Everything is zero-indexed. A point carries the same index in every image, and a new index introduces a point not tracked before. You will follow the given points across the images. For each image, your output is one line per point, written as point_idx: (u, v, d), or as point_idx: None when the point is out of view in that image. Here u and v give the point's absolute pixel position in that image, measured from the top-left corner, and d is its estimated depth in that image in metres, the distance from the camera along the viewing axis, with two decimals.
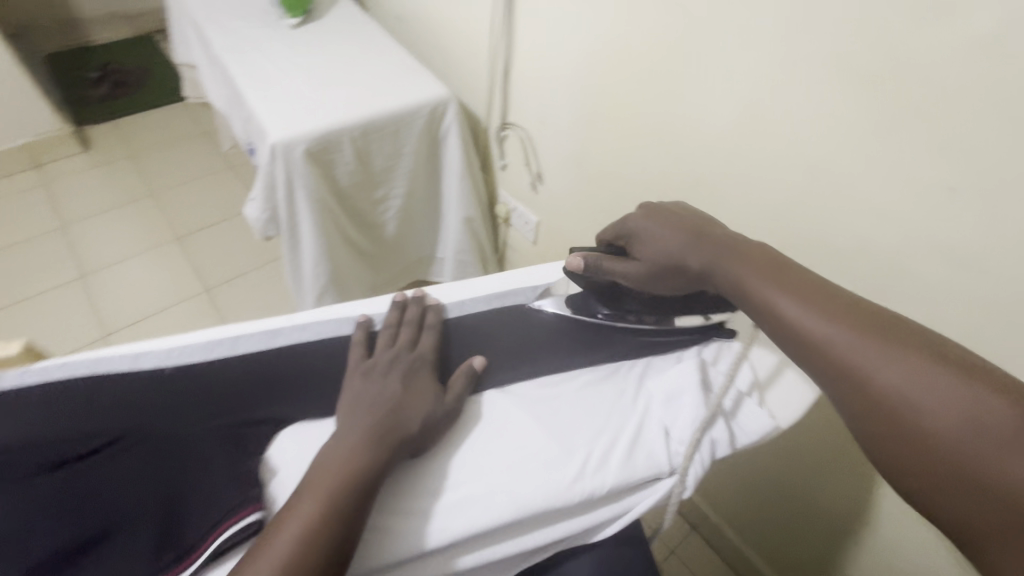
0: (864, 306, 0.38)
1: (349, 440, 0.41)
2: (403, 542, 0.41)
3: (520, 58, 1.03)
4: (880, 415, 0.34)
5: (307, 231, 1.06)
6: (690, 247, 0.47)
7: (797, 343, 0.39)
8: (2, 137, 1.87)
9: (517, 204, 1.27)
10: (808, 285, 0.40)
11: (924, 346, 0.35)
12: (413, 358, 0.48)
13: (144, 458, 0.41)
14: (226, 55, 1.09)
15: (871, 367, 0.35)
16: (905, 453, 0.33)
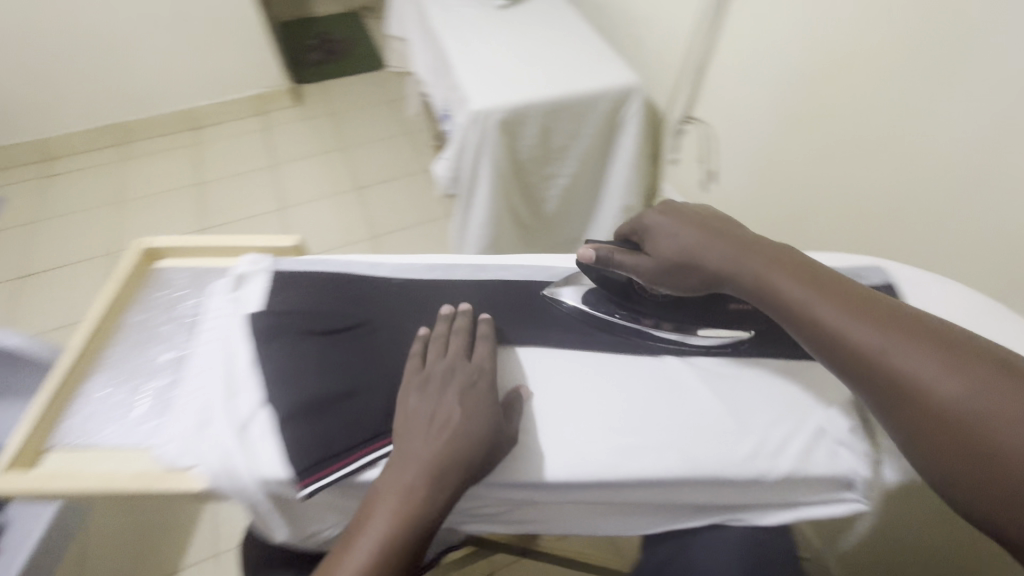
0: (899, 312, 0.41)
1: (419, 467, 0.44)
2: (595, 464, 0.48)
3: (724, 50, 1.03)
4: (917, 412, 0.37)
5: (485, 195, 1.16)
6: (713, 250, 0.51)
7: (834, 348, 0.42)
8: (243, 87, 2.29)
9: (681, 200, 1.27)
10: (822, 281, 0.45)
11: (961, 347, 0.37)
12: (468, 374, 0.51)
13: (383, 344, 0.55)
14: (441, 28, 1.22)
15: (875, 350, 0.39)
16: (912, 420, 0.37)
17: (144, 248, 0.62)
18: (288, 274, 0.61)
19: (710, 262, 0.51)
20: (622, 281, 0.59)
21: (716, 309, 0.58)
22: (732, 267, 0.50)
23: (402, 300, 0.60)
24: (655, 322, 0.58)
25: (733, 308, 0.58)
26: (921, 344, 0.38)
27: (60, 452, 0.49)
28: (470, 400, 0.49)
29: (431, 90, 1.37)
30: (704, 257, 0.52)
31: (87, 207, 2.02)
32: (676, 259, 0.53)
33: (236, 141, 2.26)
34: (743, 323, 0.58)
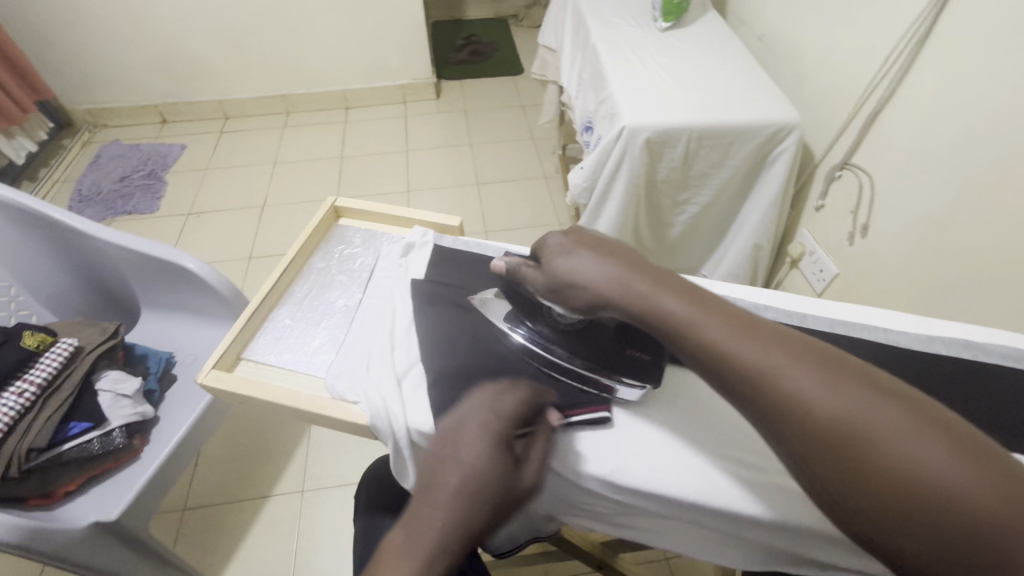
0: (779, 333, 0.39)
1: (439, 525, 0.42)
2: (721, 493, 0.49)
3: (901, 100, 0.95)
4: (813, 440, 0.35)
5: (612, 209, 1.18)
6: (594, 263, 0.48)
7: (726, 371, 0.39)
8: (395, 76, 2.49)
9: (818, 248, 1.20)
10: (731, 315, 0.41)
11: (840, 368, 0.36)
12: (500, 434, 0.46)
13: None
14: (600, 44, 1.25)
15: (799, 400, 0.36)
16: (838, 476, 0.34)
17: (336, 206, 0.73)
18: (448, 250, 0.66)
19: (592, 277, 0.47)
20: (527, 297, 0.55)
21: (612, 351, 0.53)
22: (611, 280, 0.47)
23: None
24: (547, 345, 0.54)
25: (629, 355, 0.54)
26: (806, 367, 0.37)
27: (249, 364, 0.58)
28: (490, 449, 0.44)
29: (577, 101, 1.41)
30: (592, 273, 0.47)
31: (249, 163, 2.30)
32: (562, 275, 0.49)
33: (379, 123, 2.47)
34: (637, 375, 0.53)
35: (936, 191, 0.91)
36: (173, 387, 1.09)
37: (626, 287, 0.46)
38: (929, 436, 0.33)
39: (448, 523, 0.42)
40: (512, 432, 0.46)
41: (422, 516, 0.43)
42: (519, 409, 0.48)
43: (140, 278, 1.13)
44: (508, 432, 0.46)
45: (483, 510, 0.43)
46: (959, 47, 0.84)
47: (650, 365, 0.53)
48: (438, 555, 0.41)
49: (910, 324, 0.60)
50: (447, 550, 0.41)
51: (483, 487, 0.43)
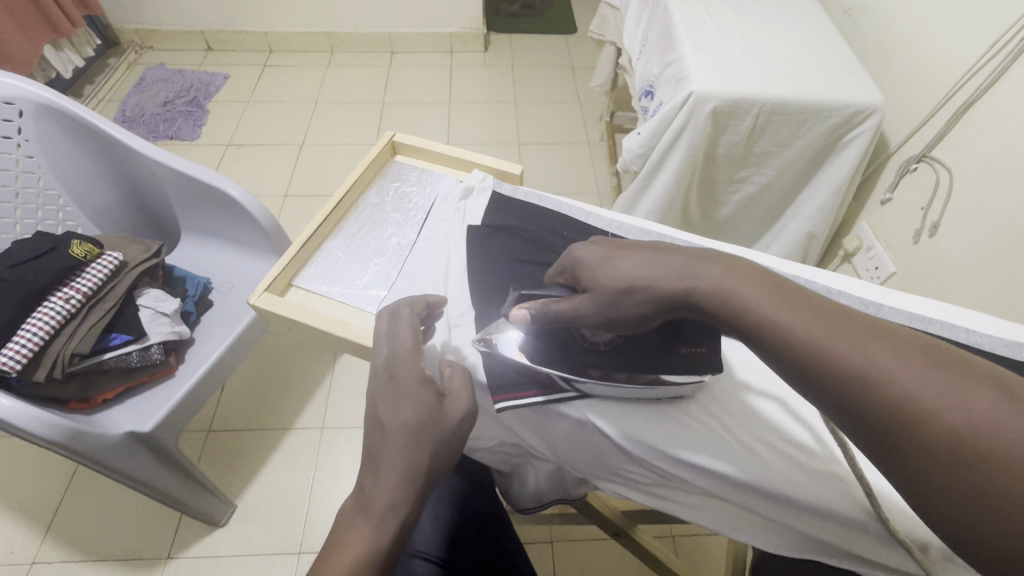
0: (880, 328, 0.33)
1: (383, 476, 0.37)
2: (756, 470, 0.47)
3: (1001, 90, 0.87)
4: (927, 453, 0.29)
5: (664, 179, 1.14)
6: (660, 254, 0.42)
7: (820, 372, 0.34)
8: (444, 23, 2.41)
9: (877, 244, 1.14)
10: (827, 312, 0.35)
11: (960, 367, 0.30)
12: (404, 366, 0.43)
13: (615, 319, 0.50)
14: (674, 2, 1.18)
15: (928, 411, 0.29)
16: (981, 495, 0.28)
17: (392, 141, 0.70)
18: (506, 198, 0.64)
19: (652, 277, 0.41)
20: (558, 335, 0.47)
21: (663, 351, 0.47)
22: (665, 268, 0.41)
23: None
24: (580, 372, 0.48)
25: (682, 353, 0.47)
26: (917, 367, 0.31)
27: (300, 291, 0.57)
28: (403, 388, 0.42)
29: (639, 62, 1.34)
30: (647, 272, 0.41)
31: (290, 99, 2.27)
32: (614, 288, 0.42)
33: (422, 71, 2.41)
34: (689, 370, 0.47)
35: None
36: (208, 311, 1.10)
37: (690, 276, 0.40)
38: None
39: (391, 470, 0.37)
40: (422, 368, 0.44)
41: (365, 478, 0.38)
42: (417, 342, 0.46)
43: (182, 200, 1.13)
44: (421, 368, 0.43)
45: (418, 446, 0.39)
46: None
47: (708, 359, 0.47)
48: (386, 507, 0.36)
49: (995, 328, 0.56)
50: (397, 501, 0.36)
51: (416, 424, 0.40)
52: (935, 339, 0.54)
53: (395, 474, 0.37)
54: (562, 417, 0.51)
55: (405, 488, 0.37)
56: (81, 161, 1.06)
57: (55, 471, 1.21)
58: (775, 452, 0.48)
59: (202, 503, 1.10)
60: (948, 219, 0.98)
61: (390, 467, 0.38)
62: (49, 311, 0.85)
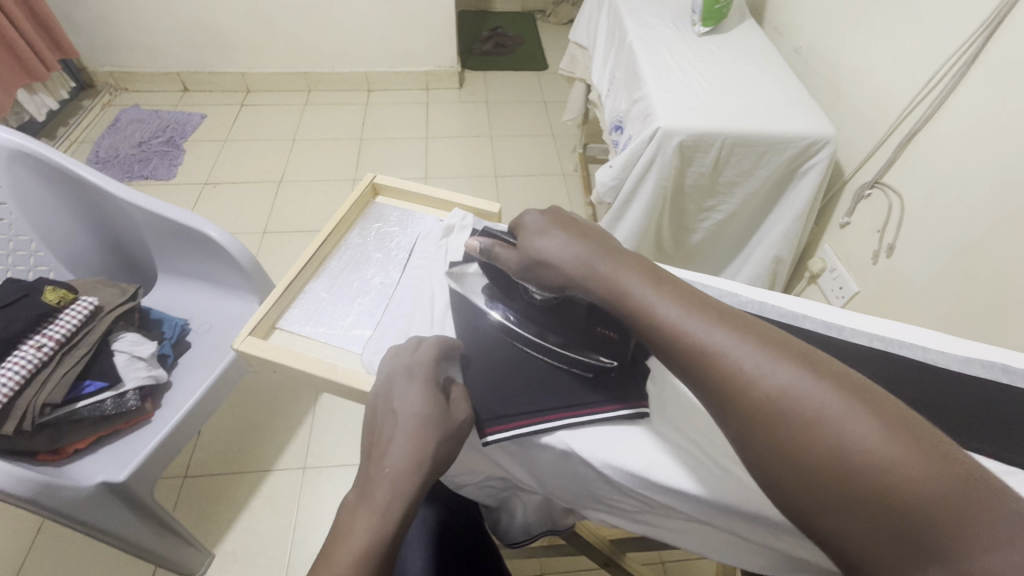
0: (735, 321, 0.40)
1: (389, 463, 0.42)
2: (736, 491, 0.48)
3: (939, 122, 0.95)
4: (753, 417, 0.36)
5: (637, 208, 1.18)
6: (575, 240, 0.49)
7: (683, 354, 0.40)
8: (419, 62, 2.48)
9: (839, 265, 1.20)
10: (688, 297, 0.43)
11: (788, 353, 0.37)
12: (420, 369, 0.48)
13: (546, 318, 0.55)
14: (639, 44, 1.25)
15: (748, 377, 0.36)
16: (777, 442, 0.35)
17: (373, 182, 0.72)
18: None
19: (563, 259, 0.48)
20: (502, 277, 0.56)
21: (581, 328, 0.54)
22: (580, 253, 0.48)
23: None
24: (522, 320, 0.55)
25: (599, 333, 0.54)
26: (756, 352, 0.37)
27: (284, 334, 0.58)
28: (414, 385, 0.46)
29: (607, 99, 1.40)
30: (559, 252, 0.48)
31: (268, 137, 2.29)
32: (533, 258, 0.50)
33: (400, 108, 2.46)
34: (604, 351, 0.54)
35: (968, 218, 0.90)
36: (186, 353, 1.09)
37: (597, 267, 0.46)
38: (855, 411, 0.34)
39: (398, 459, 0.42)
40: (433, 372, 0.48)
41: (371, 472, 0.42)
42: (434, 354, 0.49)
43: (160, 243, 1.13)
44: (433, 373, 0.48)
45: (422, 434, 0.43)
46: (1014, 71, 0.82)
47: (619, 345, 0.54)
48: (392, 491, 0.40)
49: (948, 345, 0.60)
50: (402, 489, 0.41)
51: (424, 419, 0.44)
52: (893, 358, 0.58)
53: (399, 465, 0.41)
54: (546, 449, 0.52)
55: (410, 477, 0.41)
56: (56, 206, 1.05)
57: (18, 529, 1.15)
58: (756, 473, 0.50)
59: (178, 554, 1.06)
60: (902, 241, 1.04)
61: (397, 459, 0.42)
62: (20, 360, 0.83)
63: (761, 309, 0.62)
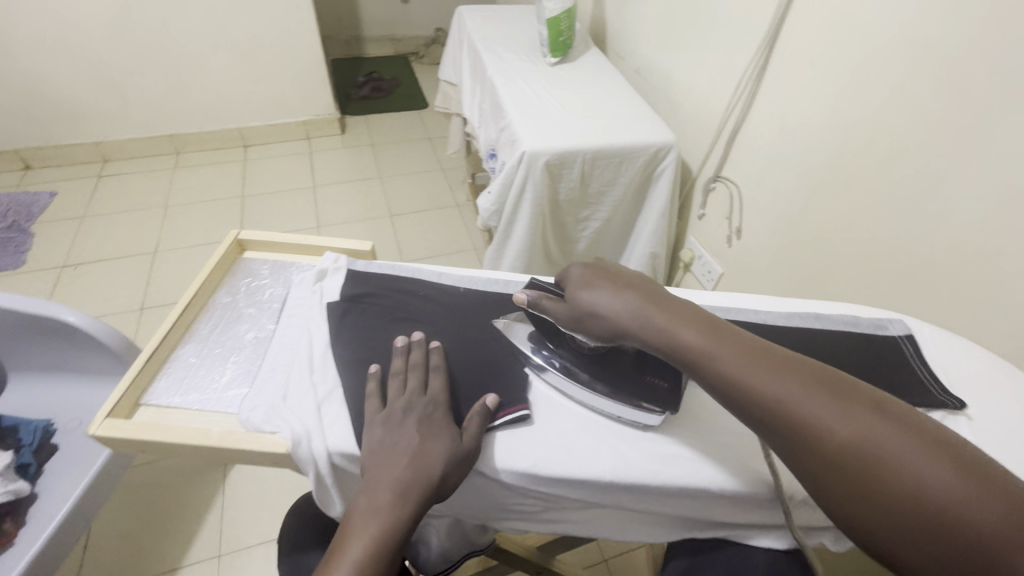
0: (795, 363, 0.43)
1: (386, 483, 0.46)
2: (627, 468, 0.52)
3: (752, 120, 1.12)
4: (823, 455, 0.38)
5: (521, 227, 1.25)
6: (622, 295, 0.52)
7: (744, 396, 0.43)
8: (295, 113, 2.45)
9: (704, 252, 1.34)
10: (745, 345, 0.45)
11: (852, 396, 0.39)
12: (425, 404, 0.52)
13: (596, 366, 0.57)
14: (497, 78, 1.35)
15: (816, 420, 0.39)
16: (846, 480, 0.37)
17: (238, 239, 0.71)
18: (361, 273, 0.67)
19: (619, 312, 0.51)
20: (547, 326, 0.59)
21: (628, 375, 0.56)
22: (632, 309, 0.51)
23: (462, 306, 0.65)
24: (569, 368, 0.58)
25: (648, 380, 0.56)
26: (818, 394, 0.40)
27: (151, 409, 0.54)
28: (424, 418, 0.51)
29: (479, 130, 1.48)
30: (611, 306, 0.52)
31: (134, 208, 2.12)
32: (584, 309, 0.54)
33: (281, 160, 2.40)
34: (654, 399, 0.55)
35: (789, 197, 1.06)
36: (53, 457, 0.96)
37: (652, 320, 0.49)
38: (927, 452, 0.36)
39: (396, 480, 0.47)
40: (440, 402, 0.53)
41: (372, 486, 0.47)
42: (442, 384, 0.54)
43: (6, 340, 1.01)
44: (443, 407, 0.52)
45: (420, 461, 0.48)
46: (794, 74, 0.99)
47: (671, 392, 0.56)
48: (388, 504, 0.46)
49: (774, 306, 0.70)
50: (400, 501, 0.46)
51: (424, 448, 0.48)
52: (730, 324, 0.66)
53: (397, 483, 0.46)
54: None
55: (407, 508, 0.46)
56: None
57: None
58: (645, 446, 0.55)
59: None
60: (745, 223, 1.19)
61: (393, 492, 0.46)
62: None
63: None
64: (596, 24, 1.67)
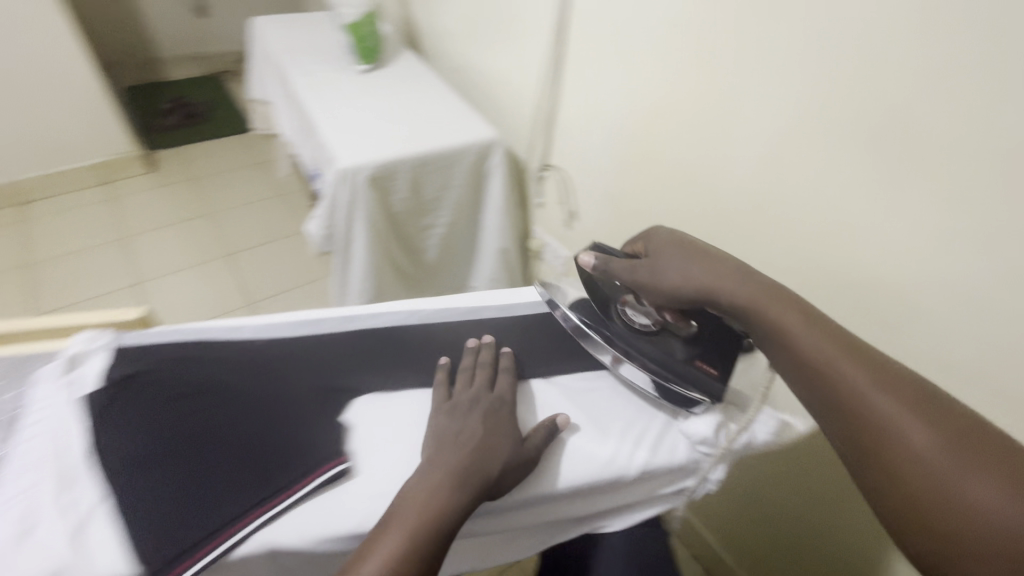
0: (872, 353, 0.45)
1: (443, 467, 0.47)
2: None
3: (563, 106, 1.15)
4: (866, 426, 0.42)
5: (359, 247, 1.17)
6: (703, 267, 0.53)
7: (812, 369, 0.45)
8: (84, 155, 2.07)
9: (550, 239, 1.36)
10: (834, 333, 0.46)
11: (925, 399, 0.42)
12: (493, 400, 0.54)
13: (648, 344, 0.57)
14: (305, 92, 1.25)
15: (878, 409, 0.41)
16: (888, 463, 0.40)
17: None
18: (128, 348, 0.56)
19: (700, 283, 0.53)
20: (602, 293, 0.61)
21: (680, 354, 0.56)
22: (718, 282, 0.52)
23: (260, 360, 0.57)
24: (611, 339, 0.59)
25: (699, 365, 0.56)
26: (891, 383, 0.42)
27: None
28: (493, 416, 0.52)
29: (299, 150, 1.36)
30: (681, 277, 0.54)
31: None
32: (650, 273, 0.57)
33: (75, 213, 2.02)
34: (696, 383, 0.55)
35: (606, 175, 1.11)
36: None
37: (738, 301, 0.50)
38: (974, 462, 0.38)
39: (452, 466, 0.47)
40: (502, 401, 0.54)
41: (429, 469, 0.47)
42: (509, 386, 0.56)
43: None
44: (512, 409, 0.54)
45: (478, 450, 0.49)
46: (585, 58, 1.04)
47: (717, 379, 0.55)
48: (444, 487, 0.45)
49: None
50: (455, 488, 0.46)
51: (486, 443, 0.49)
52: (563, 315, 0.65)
53: (451, 470, 0.46)
54: (251, 561, 0.46)
55: (458, 494, 0.45)
56: None
57: None
58: None
59: None
60: (577, 206, 1.22)
61: (448, 476, 0.46)
62: None
63: (444, 313, 0.65)
64: (408, 25, 1.62)
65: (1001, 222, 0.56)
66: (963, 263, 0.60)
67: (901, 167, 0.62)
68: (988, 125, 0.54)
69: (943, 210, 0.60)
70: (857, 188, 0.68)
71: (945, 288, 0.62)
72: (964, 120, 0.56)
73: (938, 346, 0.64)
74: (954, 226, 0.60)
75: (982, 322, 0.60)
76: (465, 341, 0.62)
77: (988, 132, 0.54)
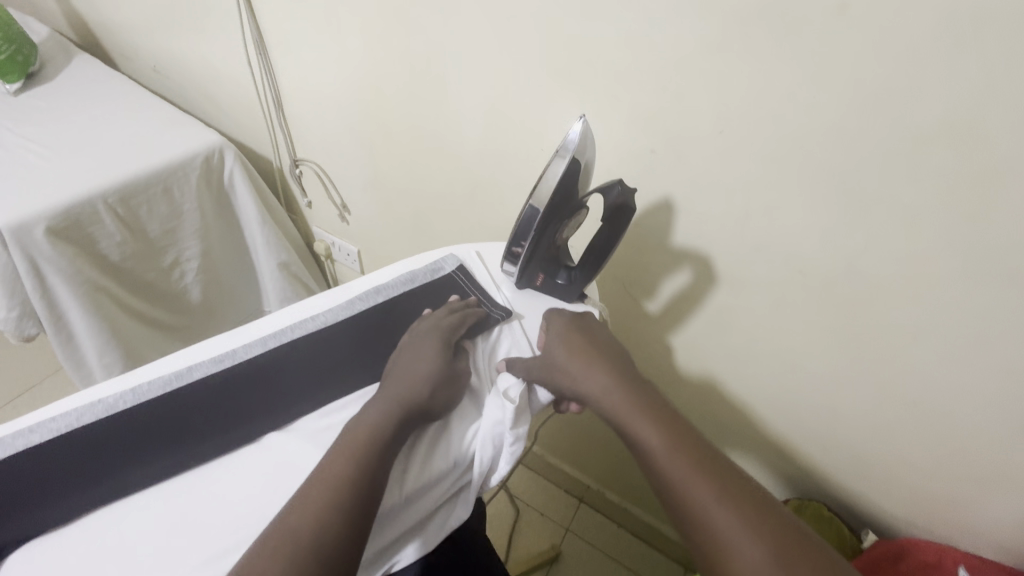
0: (721, 466, 0.45)
1: (380, 405, 0.49)
2: None
3: (286, 90, 1.00)
4: (715, 555, 0.41)
5: (77, 317, 0.93)
6: (588, 361, 0.54)
7: (667, 490, 0.45)
8: None
9: (334, 238, 1.22)
10: (691, 445, 0.47)
11: (759, 517, 0.42)
12: (439, 341, 0.56)
13: (536, 253, 0.60)
14: None
15: (718, 530, 0.41)
16: None
17: None
18: None
19: (591, 381, 0.53)
20: (569, 197, 0.57)
21: (539, 267, 0.63)
22: (592, 388, 0.52)
23: None
24: (521, 235, 0.58)
25: (538, 274, 0.64)
26: (736, 505, 0.42)
27: None
28: (433, 355, 0.54)
29: None
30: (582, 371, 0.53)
31: None
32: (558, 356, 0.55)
33: None
34: (525, 282, 0.64)
35: (359, 157, 1.00)
36: None
37: (619, 410, 0.50)
38: None
39: (386, 403, 0.49)
40: (448, 343, 0.56)
41: (373, 405, 0.50)
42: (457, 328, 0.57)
43: None
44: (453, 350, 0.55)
45: (413, 387, 0.51)
46: (287, 31, 0.90)
47: (536, 287, 0.65)
48: (378, 423, 0.47)
49: (335, 297, 0.62)
50: (386, 425, 0.47)
51: (424, 380, 0.51)
52: (297, 346, 0.57)
53: (384, 408, 0.49)
54: None
55: (400, 422, 0.48)
56: None
57: None
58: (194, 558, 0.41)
59: None
60: (344, 197, 1.10)
61: (396, 404, 0.49)
62: None
63: (134, 397, 0.51)
64: (77, 24, 1.28)
65: (683, 125, 0.62)
66: (667, 166, 0.66)
67: (599, 91, 0.65)
68: (646, 34, 0.58)
69: (640, 122, 0.65)
70: (572, 117, 0.70)
71: (672, 181, 0.67)
72: (623, 39, 0.60)
73: (675, 242, 0.72)
74: (650, 140, 0.65)
75: (694, 213, 0.68)
76: (168, 421, 0.50)
77: (647, 40, 0.59)
